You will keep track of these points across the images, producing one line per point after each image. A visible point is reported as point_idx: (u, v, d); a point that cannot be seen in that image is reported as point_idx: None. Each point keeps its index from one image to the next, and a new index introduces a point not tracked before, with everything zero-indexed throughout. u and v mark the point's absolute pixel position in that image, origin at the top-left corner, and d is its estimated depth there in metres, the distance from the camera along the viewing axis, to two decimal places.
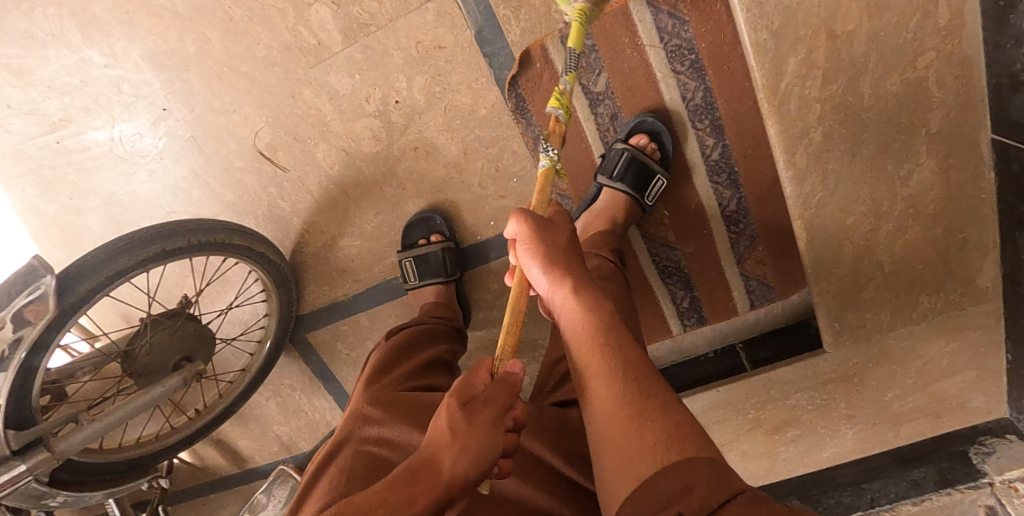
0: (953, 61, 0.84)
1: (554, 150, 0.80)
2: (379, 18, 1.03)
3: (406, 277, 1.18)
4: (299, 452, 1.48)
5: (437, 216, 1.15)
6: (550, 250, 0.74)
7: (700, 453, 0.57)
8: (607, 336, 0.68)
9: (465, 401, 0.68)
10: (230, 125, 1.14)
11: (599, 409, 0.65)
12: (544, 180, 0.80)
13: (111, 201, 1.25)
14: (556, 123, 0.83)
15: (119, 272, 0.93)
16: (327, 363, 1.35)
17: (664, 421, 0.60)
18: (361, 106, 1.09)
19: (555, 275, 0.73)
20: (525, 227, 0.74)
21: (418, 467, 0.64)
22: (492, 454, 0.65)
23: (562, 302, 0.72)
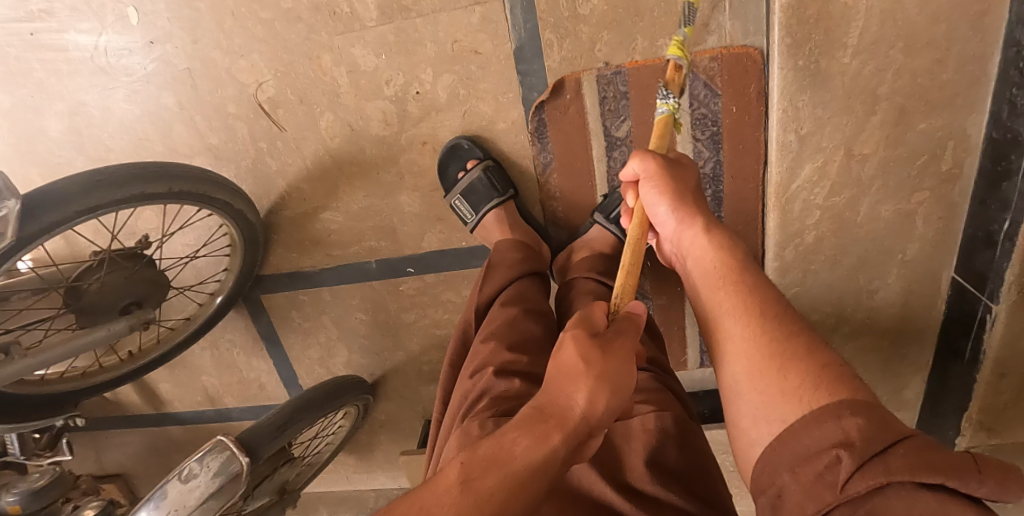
0: (941, 203, 0.92)
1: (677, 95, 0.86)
2: (422, 6, 0.99)
3: (465, 220, 1.11)
4: (222, 406, 1.43)
5: (465, 143, 1.07)
6: (680, 189, 0.78)
7: (851, 395, 0.57)
8: (743, 275, 0.71)
9: (592, 334, 0.67)
10: (234, 68, 1.07)
11: (733, 348, 0.66)
12: (661, 126, 0.84)
13: (79, 111, 1.15)
14: (674, 77, 0.87)
15: (89, 209, 0.86)
16: (276, 326, 1.32)
17: (808, 362, 0.61)
18: (379, 88, 1.05)
19: (681, 215, 0.78)
20: (649, 165, 0.77)
21: (545, 417, 0.61)
22: (624, 387, 0.64)
23: (694, 243, 0.77)
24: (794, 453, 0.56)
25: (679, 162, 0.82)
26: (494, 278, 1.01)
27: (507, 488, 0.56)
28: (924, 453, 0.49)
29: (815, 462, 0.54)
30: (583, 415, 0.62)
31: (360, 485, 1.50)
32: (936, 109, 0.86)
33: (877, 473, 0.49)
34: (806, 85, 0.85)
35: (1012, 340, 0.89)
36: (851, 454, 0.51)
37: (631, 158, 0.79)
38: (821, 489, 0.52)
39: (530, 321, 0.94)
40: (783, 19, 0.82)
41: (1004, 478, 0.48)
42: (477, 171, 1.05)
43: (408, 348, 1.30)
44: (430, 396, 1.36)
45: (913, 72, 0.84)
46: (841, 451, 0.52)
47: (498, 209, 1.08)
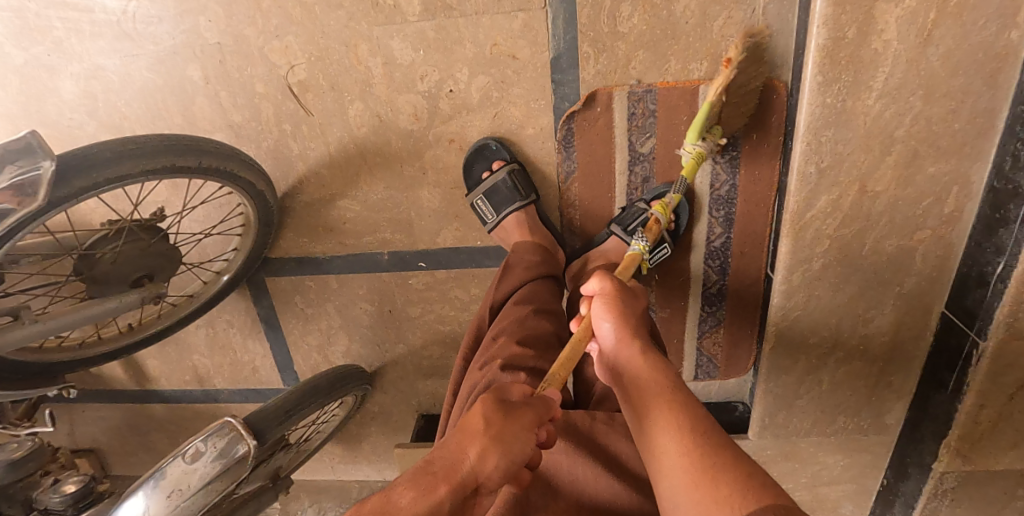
0: (940, 242, 0.98)
1: (646, 240, 1.01)
2: (466, 7, 1.01)
3: (484, 220, 1.13)
4: (211, 387, 1.41)
5: (493, 144, 1.09)
6: (626, 310, 0.83)
7: (774, 500, 0.58)
8: (675, 392, 0.72)
9: (502, 400, 0.74)
10: (266, 48, 1.07)
11: (666, 460, 0.66)
12: (631, 262, 0.99)
13: (95, 74, 1.12)
14: (654, 224, 1.03)
15: (121, 177, 0.84)
16: (278, 310, 1.30)
17: (735, 471, 0.62)
18: (413, 82, 1.06)
19: (624, 333, 0.80)
20: (604, 282, 0.85)
21: (436, 469, 0.68)
22: (518, 451, 0.70)
23: (630, 362, 0.77)
24: None
25: (628, 290, 0.86)
26: (509, 279, 1.04)
27: None
28: None
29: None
30: (472, 468, 0.69)
31: (344, 475, 1.49)
32: (946, 155, 0.92)
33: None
34: (831, 121, 0.90)
35: (995, 376, 0.96)
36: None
37: (592, 277, 0.87)
38: None
39: (543, 320, 0.97)
40: (817, 58, 0.87)
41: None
42: (503, 173, 1.07)
43: (410, 342, 1.31)
44: (427, 390, 1.36)
45: (929, 118, 0.89)
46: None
47: (518, 212, 1.10)
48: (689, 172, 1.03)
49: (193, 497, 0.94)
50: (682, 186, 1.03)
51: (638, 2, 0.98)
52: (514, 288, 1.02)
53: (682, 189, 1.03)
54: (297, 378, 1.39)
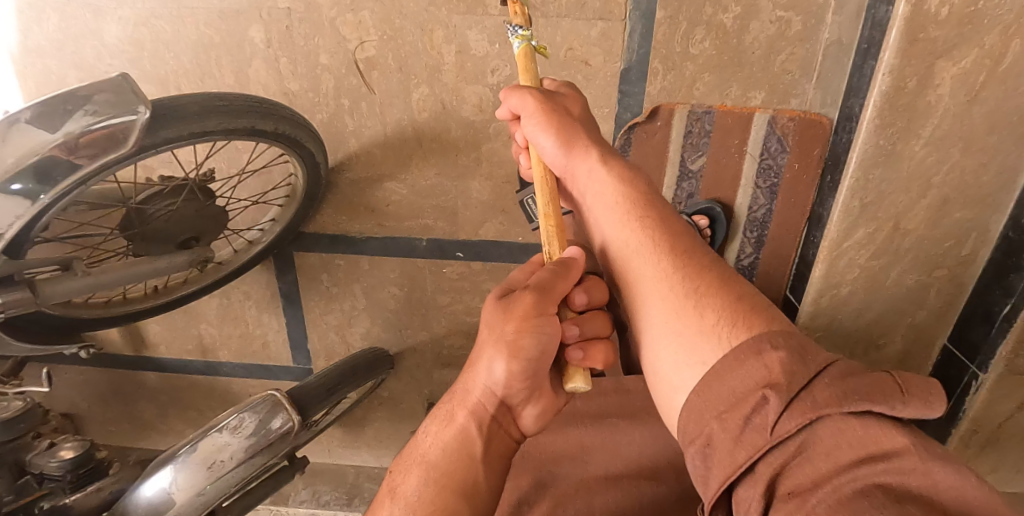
0: (953, 282, 1.08)
1: (526, 28, 0.81)
2: (548, 8, 1.03)
3: (532, 218, 1.15)
4: (214, 359, 1.36)
5: None
6: (557, 123, 0.79)
7: (768, 326, 0.57)
8: (650, 214, 0.73)
9: (502, 293, 0.73)
10: (338, 19, 1.05)
11: (649, 289, 0.67)
12: (527, 60, 0.80)
13: (146, 21, 1.08)
14: (517, 6, 0.82)
15: (203, 132, 0.82)
16: (301, 285, 1.28)
17: (724, 300, 0.62)
18: (482, 74, 1.07)
19: (567, 146, 0.80)
20: (526, 98, 0.80)
21: (452, 400, 0.71)
22: (541, 344, 0.66)
23: (591, 175, 0.79)
24: (718, 408, 0.53)
25: (562, 95, 0.85)
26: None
27: (450, 451, 0.67)
28: (846, 382, 0.49)
29: (733, 407, 0.52)
30: (484, 362, 0.68)
31: (341, 459, 1.47)
32: (972, 203, 1.01)
33: (805, 409, 0.48)
34: (879, 162, 0.98)
35: (990, 405, 1.08)
36: (779, 394, 0.49)
37: (510, 94, 0.81)
38: (758, 430, 0.50)
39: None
40: (878, 103, 0.94)
41: (924, 394, 0.48)
42: None
43: (433, 330, 1.31)
44: (442, 379, 1.37)
45: (963, 169, 0.99)
46: (769, 392, 0.50)
47: None
48: None
49: (229, 473, 0.91)
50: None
51: (712, 27, 1.03)
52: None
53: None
54: (308, 357, 1.35)
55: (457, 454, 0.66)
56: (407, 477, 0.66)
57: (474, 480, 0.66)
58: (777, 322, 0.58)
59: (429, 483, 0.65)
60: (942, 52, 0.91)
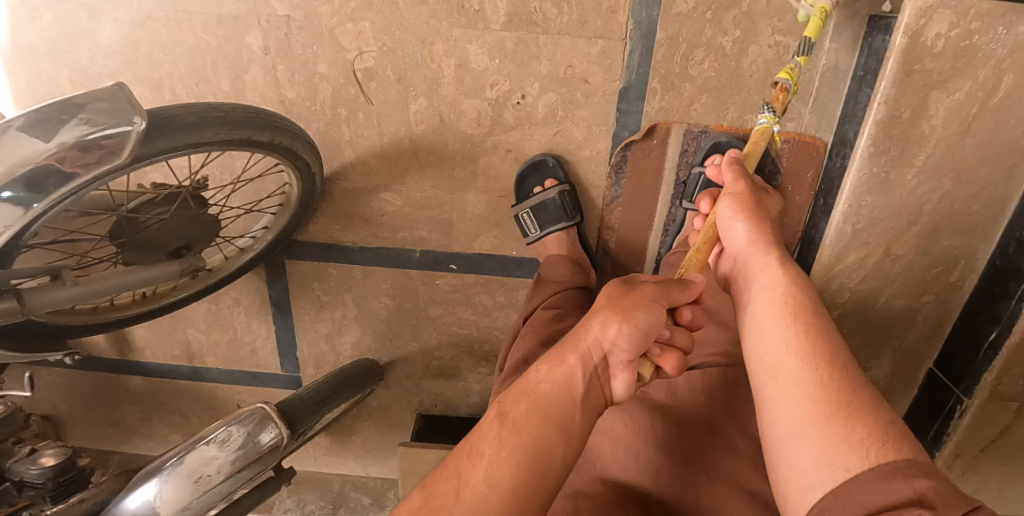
0: (940, 308, 1.10)
1: (775, 111, 0.90)
2: (550, 25, 1.03)
3: (526, 232, 1.16)
4: (201, 364, 1.34)
5: (550, 160, 1.11)
6: (753, 211, 0.87)
7: (915, 456, 0.60)
8: (811, 317, 0.75)
9: (624, 281, 0.81)
10: (338, 28, 1.05)
11: (791, 384, 0.69)
12: (763, 138, 0.90)
13: (142, 24, 1.06)
14: (781, 91, 0.91)
15: (200, 143, 0.81)
16: (292, 293, 1.26)
17: (872, 415, 0.64)
18: (482, 88, 1.07)
19: (756, 235, 0.85)
20: (739, 182, 0.88)
21: (565, 345, 0.75)
22: (645, 326, 0.74)
23: (765, 269, 0.81)
24: (855, 514, 0.58)
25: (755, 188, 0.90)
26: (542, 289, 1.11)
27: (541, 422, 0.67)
28: None
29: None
30: (597, 337, 0.74)
31: (326, 468, 1.46)
32: (961, 232, 1.03)
33: None
34: (872, 189, 1.00)
35: (974, 429, 1.09)
36: (931, 512, 0.53)
37: (727, 173, 0.89)
38: None
39: (569, 320, 1.05)
40: (873, 132, 0.95)
41: None
42: (555, 191, 1.09)
43: (424, 341, 1.31)
44: (431, 390, 1.36)
45: (953, 198, 1.00)
46: (918, 509, 0.54)
47: (561, 231, 1.15)
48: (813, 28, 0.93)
49: (217, 484, 0.91)
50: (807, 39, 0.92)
51: (712, 49, 1.04)
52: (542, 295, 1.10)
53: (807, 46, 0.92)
54: (297, 365, 1.34)
55: (548, 427, 0.67)
56: (485, 446, 0.66)
57: (549, 462, 0.65)
58: (921, 452, 0.61)
59: (510, 457, 0.64)
60: (937, 84, 0.92)
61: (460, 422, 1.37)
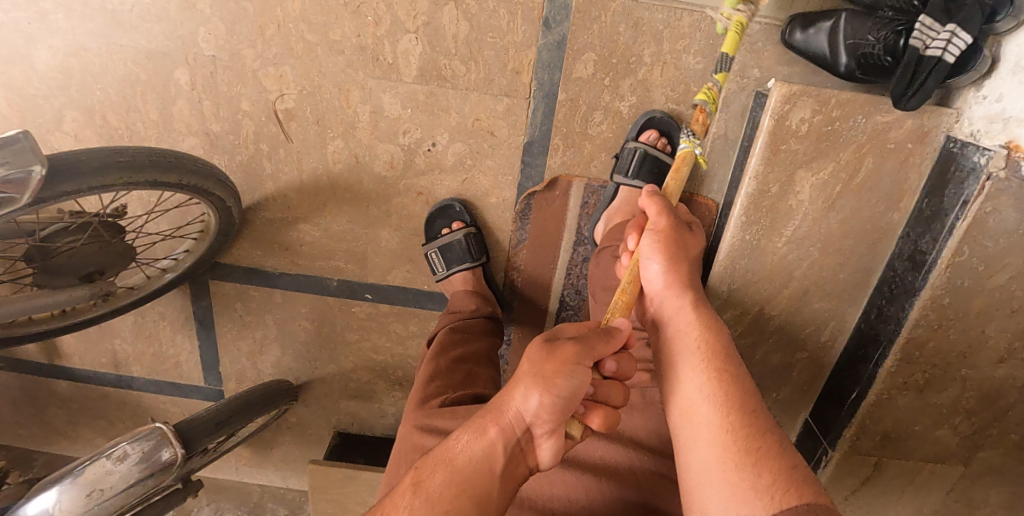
0: (813, 364, 1.18)
1: (696, 135, 0.97)
2: (457, 81, 1.10)
3: (434, 270, 1.22)
4: (127, 373, 1.40)
5: (457, 205, 1.18)
6: (672, 252, 0.89)
7: (816, 500, 0.65)
8: (724, 361, 0.79)
9: (549, 338, 0.79)
10: (260, 71, 1.11)
11: (704, 427, 0.74)
12: (685, 161, 0.96)
13: (76, 53, 1.13)
14: (702, 113, 0.98)
15: (102, 185, 0.88)
16: (215, 311, 1.33)
17: (773, 460, 0.69)
18: (395, 134, 1.14)
19: (668, 275, 0.87)
20: (661, 217, 0.92)
21: (487, 415, 0.78)
22: (569, 388, 0.75)
23: (679, 312, 0.85)
24: None
25: (673, 226, 0.92)
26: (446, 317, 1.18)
27: (447, 490, 0.72)
28: None
29: None
30: (518, 409, 0.76)
31: (247, 478, 1.52)
32: (829, 296, 1.11)
33: None
34: (745, 254, 1.07)
35: (837, 479, 1.17)
36: None
37: (654, 211, 0.93)
38: None
39: (474, 343, 1.11)
40: (745, 203, 1.03)
41: None
42: (461, 234, 1.16)
43: (341, 363, 1.37)
44: (347, 410, 1.42)
45: (821, 266, 1.08)
46: None
47: (467, 270, 1.21)
48: (730, 44, 0.96)
49: (111, 498, 0.97)
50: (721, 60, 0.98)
51: (610, 112, 1.11)
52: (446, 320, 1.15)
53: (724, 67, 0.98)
54: (220, 379, 1.40)
55: (458, 494, 0.72)
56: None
57: None
58: (824, 499, 0.66)
59: None
60: (803, 163, 1.00)
61: (374, 441, 1.44)
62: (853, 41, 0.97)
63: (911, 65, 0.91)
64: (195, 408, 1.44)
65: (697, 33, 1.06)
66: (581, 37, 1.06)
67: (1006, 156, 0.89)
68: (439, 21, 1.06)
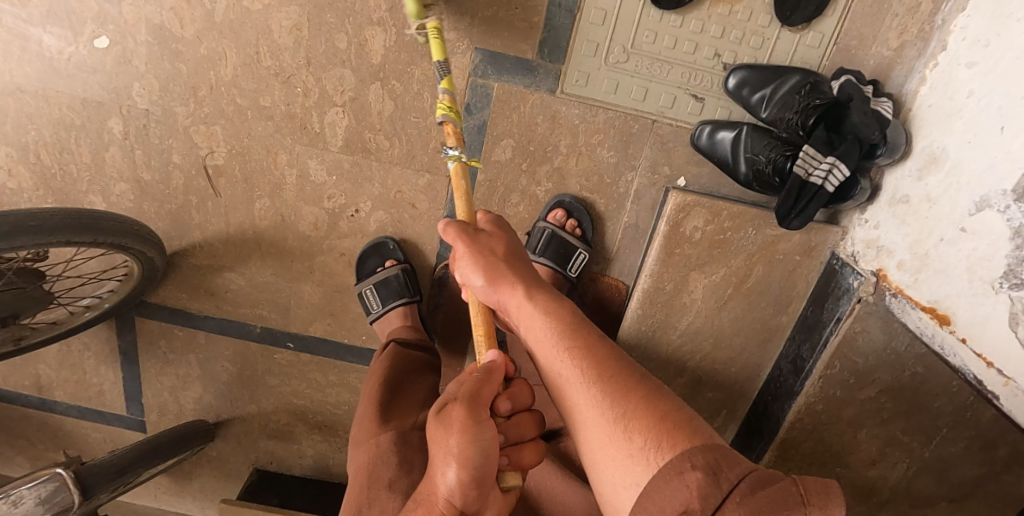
0: None
1: (458, 150, 0.84)
2: (382, 155, 1.14)
3: (370, 308, 1.21)
4: (49, 397, 1.43)
5: (389, 242, 1.20)
6: (481, 252, 0.78)
7: (690, 444, 0.62)
8: (574, 337, 0.72)
9: (438, 413, 0.70)
10: (191, 128, 1.15)
11: (586, 420, 0.68)
12: (457, 176, 0.81)
13: (12, 93, 1.15)
14: (450, 127, 0.86)
15: (12, 247, 0.90)
16: (139, 347, 1.36)
17: (653, 419, 0.65)
18: (319, 199, 1.18)
19: (491, 273, 0.78)
20: (462, 242, 0.79)
21: (419, 508, 0.69)
22: (478, 454, 0.65)
23: (519, 311, 0.76)
24: None
25: (487, 234, 0.81)
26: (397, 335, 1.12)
27: None
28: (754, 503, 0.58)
29: None
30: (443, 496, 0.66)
31: (165, 505, 1.55)
32: (721, 387, 1.16)
33: None
34: (642, 342, 1.13)
35: None
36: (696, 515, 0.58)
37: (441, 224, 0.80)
38: None
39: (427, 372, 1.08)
40: (640, 296, 1.09)
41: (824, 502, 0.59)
42: (397, 268, 1.17)
43: (262, 405, 1.40)
44: (266, 449, 1.45)
45: (713, 359, 1.13)
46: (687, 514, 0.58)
47: (404, 306, 1.21)
48: (438, 51, 0.91)
49: None
50: (435, 64, 0.89)
51: (526, 195, 1.16)
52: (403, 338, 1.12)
53: (444, 70, 0.89)
54: (142, 410, 1.43)
55: None
56: None
57: None
58: (698, 435, 0.64)
59: None
60: (695, 267, 1.06)
61: (289, 480, 1.47)
62: (751, 154, 1.03)
63: (795, 189, 0.96)
64: (116, 435, 1.47)
65: (611, 129, 1.11)
66: (500, 125, 1.11)
67: (875, 282, 0.96)
68: (365, 98, 1.10)
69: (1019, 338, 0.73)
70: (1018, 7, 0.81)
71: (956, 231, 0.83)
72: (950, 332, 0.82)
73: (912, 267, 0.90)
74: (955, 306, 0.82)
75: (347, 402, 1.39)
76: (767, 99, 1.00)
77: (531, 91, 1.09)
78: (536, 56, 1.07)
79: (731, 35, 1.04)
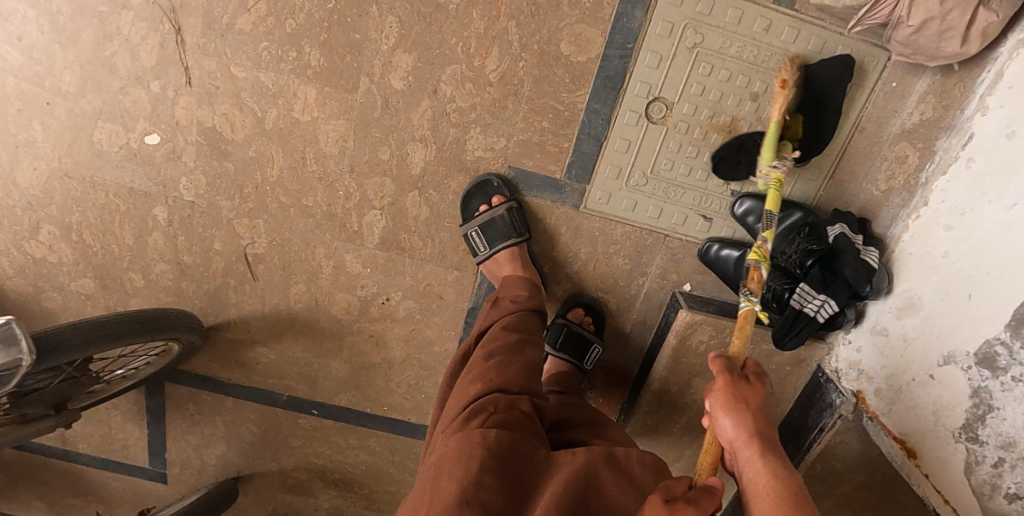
0: None
1: (756, 295, 0.88)
2: (415, 252, 1.23)
3: (476, 251, 1.19)
4: (73, 449, 1.48)
5: (494, 181, 1.16)
6: (743, 407, 0.81)
7: None
8: (787, 504, 0.72)
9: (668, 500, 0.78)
10: (234, 220, 1.22)
11: None
12: (746, 321, 0.87)
13: (61, 177, 1.20)
14: (756, 271, 0.90)
15: (81, 354, 1.00)
16: (167, 407, 1.43)
17: None
18: (353, 287, 1.27)
19: (738, 420, 0.80)
20: (721, 384, 0.83)
21: None
22: None
23: (749, 460, 0.77)
24: None
25: (750, 381, 0.84)
26: (497, 309, 1.12)
27: None
28: None
29: None
30: None
31: None
32: None
33: None
34: None
35: None
36: None
37: (711, 362, 0.86)
38: None
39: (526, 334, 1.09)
40: None
41: None
42: (502, 209, 1.14)
43: (283, 462, 1.50)
44: (284, 500, 1.56)
45: None
46: None
47: (512, 246, 1.17)
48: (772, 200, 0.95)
49: None
50: (771, 212, 0.93)
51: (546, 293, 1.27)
52: (505, 313, 1.10)
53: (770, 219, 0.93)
54: (164, 463, 1.50)
55: None
56: None
57: None
58: None
59: None
60: None
61: None
62: None
63: (790, 320, 1.09)
64: (136, 485, 1.54)
65: (627, 241, 1.22)
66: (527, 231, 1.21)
67: (855, 402, 1.10)
68: (403, 203, 1.19)
69: (970, 484, 0.90)
70: (990, 189, 0.94)
71: (927, 376, 0.98)
72: (915, 466, 0.98)
73: (888, 396, 1.04)
74: (923, 443, 0.97)
75: (365, 462, 1.49)
76: (770, 229, 1.13)
77: (558, 206, 1.19)
78: (564, 176, 1.17)
79: (739, 167, 1.14)
